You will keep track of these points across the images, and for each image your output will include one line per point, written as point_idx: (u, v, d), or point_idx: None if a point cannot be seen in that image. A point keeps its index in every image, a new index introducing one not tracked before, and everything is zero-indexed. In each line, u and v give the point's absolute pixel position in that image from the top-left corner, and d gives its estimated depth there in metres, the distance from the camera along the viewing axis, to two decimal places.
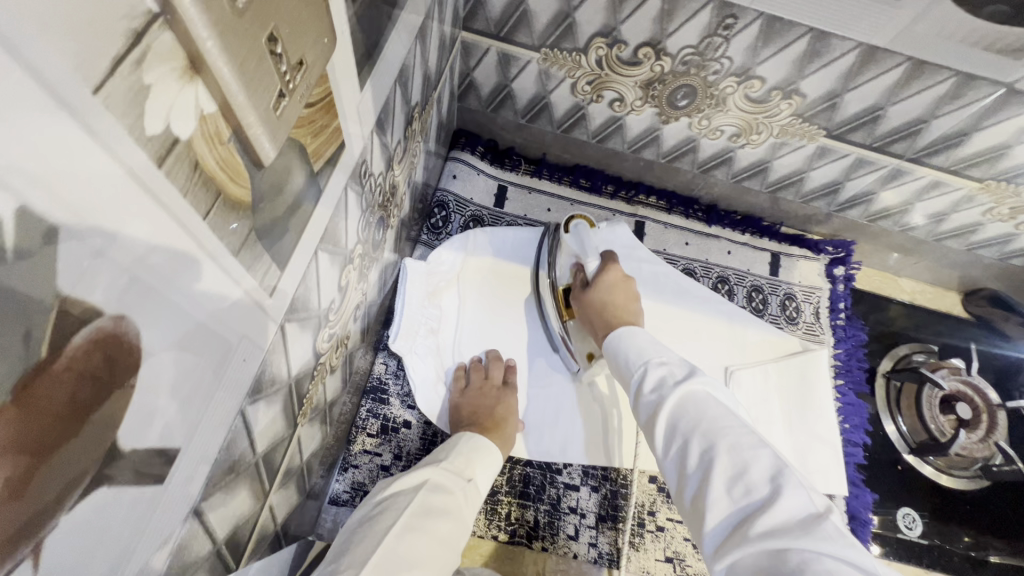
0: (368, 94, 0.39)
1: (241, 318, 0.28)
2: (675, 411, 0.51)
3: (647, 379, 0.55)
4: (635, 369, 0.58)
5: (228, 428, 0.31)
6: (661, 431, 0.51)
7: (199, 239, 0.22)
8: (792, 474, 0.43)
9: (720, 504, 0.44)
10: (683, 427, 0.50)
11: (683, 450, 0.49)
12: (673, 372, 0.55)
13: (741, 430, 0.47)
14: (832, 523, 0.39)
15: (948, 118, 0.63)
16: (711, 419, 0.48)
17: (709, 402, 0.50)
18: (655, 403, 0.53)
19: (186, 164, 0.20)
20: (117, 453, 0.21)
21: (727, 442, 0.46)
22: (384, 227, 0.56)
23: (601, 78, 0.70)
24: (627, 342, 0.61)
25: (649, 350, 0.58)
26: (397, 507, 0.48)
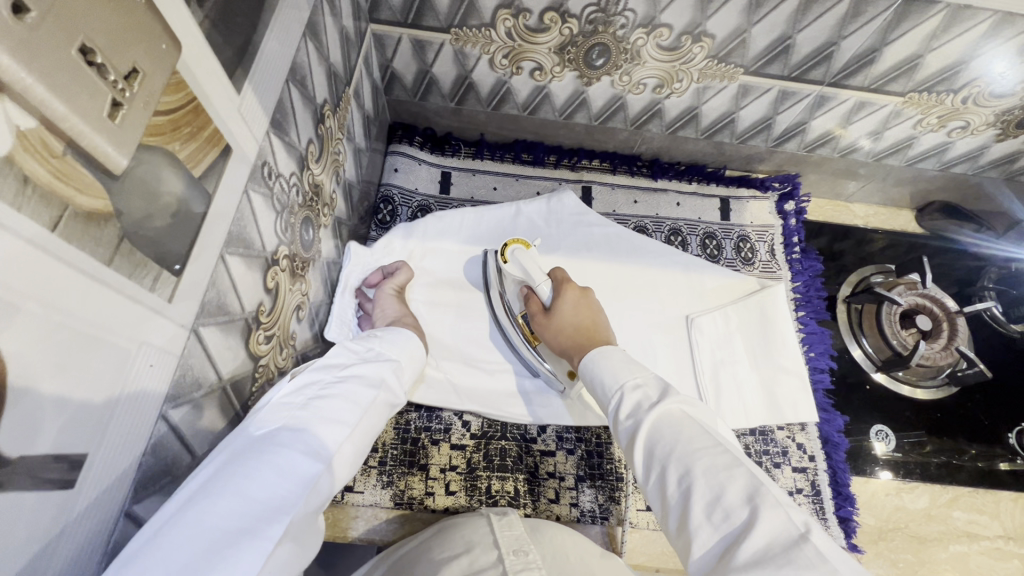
0: (251, 97, 0.40)
1: (136, 324, 0.30)
2: (651, 435, 0.49)
3: (625, 405, 0.53)
4: (612, 394, 0.55)
5: (147, 432, 0.32)
6: (641, 458, 0.49)
7: (52, 250, 0.23)
8: (771, 495, 0.40)
9: (702, 533, 0.41)
10: (660, 450, 0.47)
11: (662, 475, 0.46)
12: (648, 396, 0.52)
13: (717, 451, 0.45)
14: (813, 543, 0.37)
15: (855, 36, 0.64)
16: (688, 443, 0.46)
17: (684, 423, 0.48)
18: (633, 427, 0.51)
19: (11, 178, 0.21)
20: (3, 459, 0.22)
21: (702, 465, 0.44)
22: (313, 226, 0.57)
23: (516, 49, 0.71)
24: (601, 366, 0.59)
25: (622, 372, 0.56)
26: (356, 399, 0.45)
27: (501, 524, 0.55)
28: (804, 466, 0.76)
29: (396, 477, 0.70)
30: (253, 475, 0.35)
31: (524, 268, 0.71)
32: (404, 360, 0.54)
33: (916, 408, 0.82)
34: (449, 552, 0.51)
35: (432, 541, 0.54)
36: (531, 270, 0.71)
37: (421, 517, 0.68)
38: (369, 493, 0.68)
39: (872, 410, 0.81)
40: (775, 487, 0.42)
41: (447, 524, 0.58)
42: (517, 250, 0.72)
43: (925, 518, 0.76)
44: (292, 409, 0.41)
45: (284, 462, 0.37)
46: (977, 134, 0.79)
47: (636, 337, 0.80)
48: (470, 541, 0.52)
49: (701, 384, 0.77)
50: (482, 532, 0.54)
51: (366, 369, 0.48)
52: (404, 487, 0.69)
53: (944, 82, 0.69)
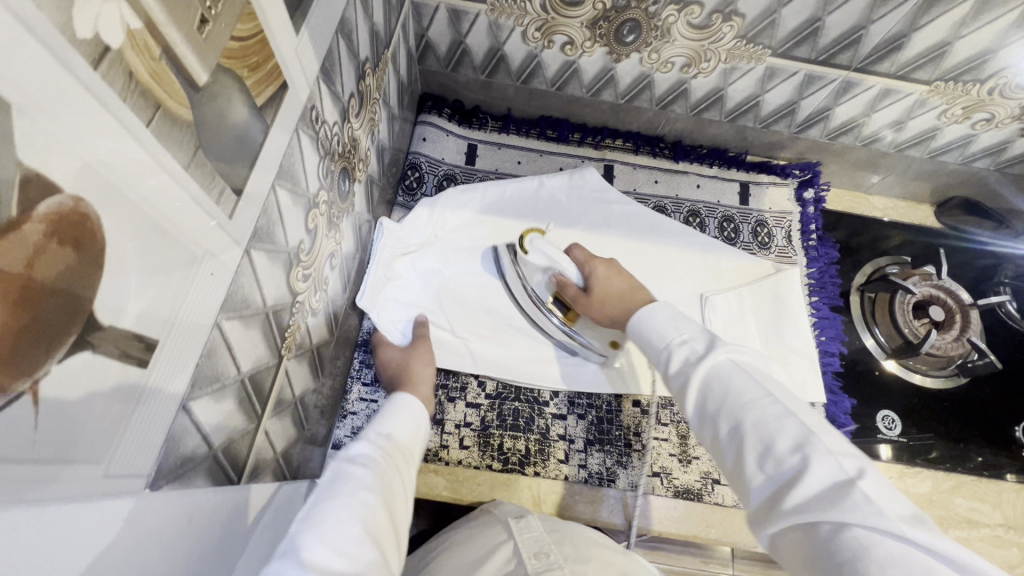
0: (307, 41, 0.42)
1: (203, 233, 0.32)
2: (702, 387, 0.48)
3: (673, 361, 0.52)
4: (660, 351, 0.54)
5: (206, 337, 0.35)
6: (693, 410, 0.48)
7: (146, 144, 0.26)
8: (821, 442, 0.39)
9: (752, 479, 0.41)
10: (712, 402, 0.46)
11: (715, 426, 0.46)
12: (696, 350, 0.51)
13: (768, 400, 0.43)
14: (860, 487, 0.36)
15: (885, 20, 0.65)
16: (739, 395, 0.45)
17: (735, 372, 0.47)
18: (682, 380, 0.50)
19: (120, 71, 0.24)
20: (97, 325, 0.25)
21: (753, 416, 0.43)
22: (349, 178, 0.60)
23: (549, 22, 0.73)
24: (648, 322, 0.57)
25: (670, 329, 0.55)
26: (365, 481, 0.44)
27: (520, 525, 0.58)
28: None
29: None
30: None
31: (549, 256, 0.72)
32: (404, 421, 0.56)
33: (923, 397, 0.83)
34: (473, 556, 0.54)
35: (457, 546, 0.57)
36: (552, 257, 0.71)
37: (436, 468, 0.71)
38: None
39: (880, 396, 0.82)
40: (829, 434, 0.40)
41: (470, 527, 0.61)
42: (535, 239, 0.73)
43: (926, 502, 0.77)
44: (307, 516, 0.40)
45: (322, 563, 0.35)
46: (1001, 128, 0.80)
47: None
48: (493, 545, 0.55)
49: None
50: (502, 535, 0.56)
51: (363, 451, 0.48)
52: None
53: (971, 71, 0.70)
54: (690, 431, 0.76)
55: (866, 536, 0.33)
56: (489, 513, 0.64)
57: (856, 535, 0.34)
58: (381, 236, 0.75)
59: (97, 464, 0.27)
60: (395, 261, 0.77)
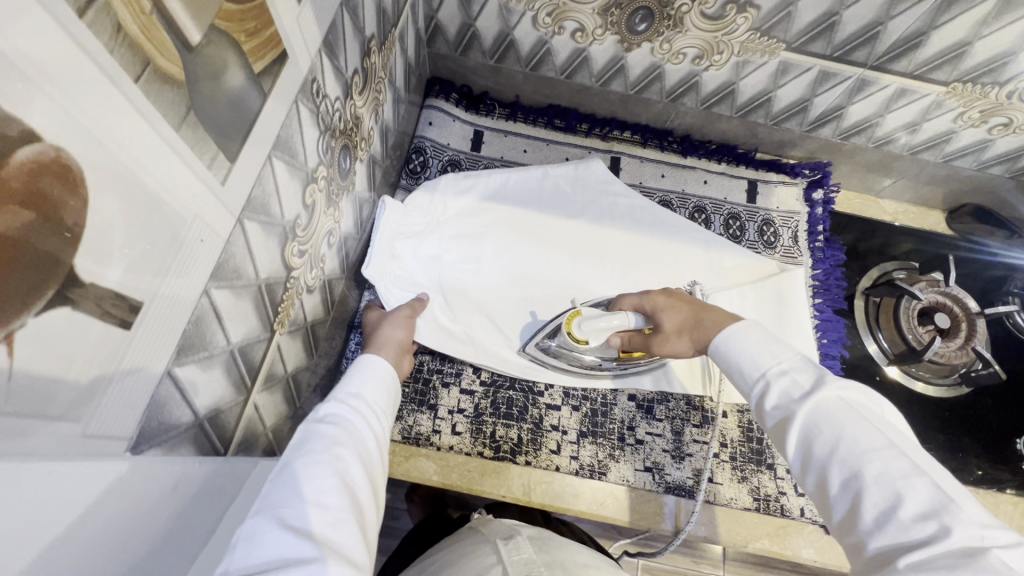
0: (310, 11, 0.42)
1: (193, 198, 0.32)
2: (806, 428, 0.42)
3: (771, 395, 0.45)
4: (753, 381, 0.47)
5: (194, 304, 0.35)
6: (795, 452, 0.43)
7: (133, 100, 0.25)
8: (960, 509, 0.34)
9: (867, 535, 0.36)
10: (821, 448, 0.40)
11: (822, 473, 0.40)
12: (797, 385, 0.44)
13: (892, 453, 0.38)
14: (999, 556, 0.32)
15: (904, 17, 0.63)
16: (856, 443, 0.39)
17: (848, 414, 0.41)
18: (782, 416, 0.43)
19: (107, 22, 0.23)
20: (78, 282, 0.25)
21: (874, 469, 0.37)
22: (350, 156, 0.59)
23: (560, 7, 0.71)
24: (738, 349, 0.50)
25: (767, 355, 0.47)
26: (338, 434, 0.45)
27: (508, 549, 0.58)
28: None
29: (405, 412, 0.73)
30: (270, 544, 0.35)
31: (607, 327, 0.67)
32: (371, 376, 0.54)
33: (923, 405, 0.82)
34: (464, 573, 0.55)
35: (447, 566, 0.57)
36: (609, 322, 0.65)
37: (427, 452, 0.71)
38: None
39: None
40: (966, 500, 0.35)
41: (460, 547, 0.61)
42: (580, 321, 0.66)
43: None
44: (281, 471, 0.41)
45: (294, 519, 0.37)
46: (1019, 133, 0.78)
47: None
48: (482, 566, 0.55)
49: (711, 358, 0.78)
50: (493, 556, 0.57)
51: (335, 405, 0.48)
52: (413, 423, 0.72)
53: (990, 73, 0.69)
54: (684, 427, 0.75)
55: None
56: (479, 535, 0.64)
57: None
58: (382, 218, 0.75)
59: (76, 423, 0.27)
60: (396, 244, 0.76)
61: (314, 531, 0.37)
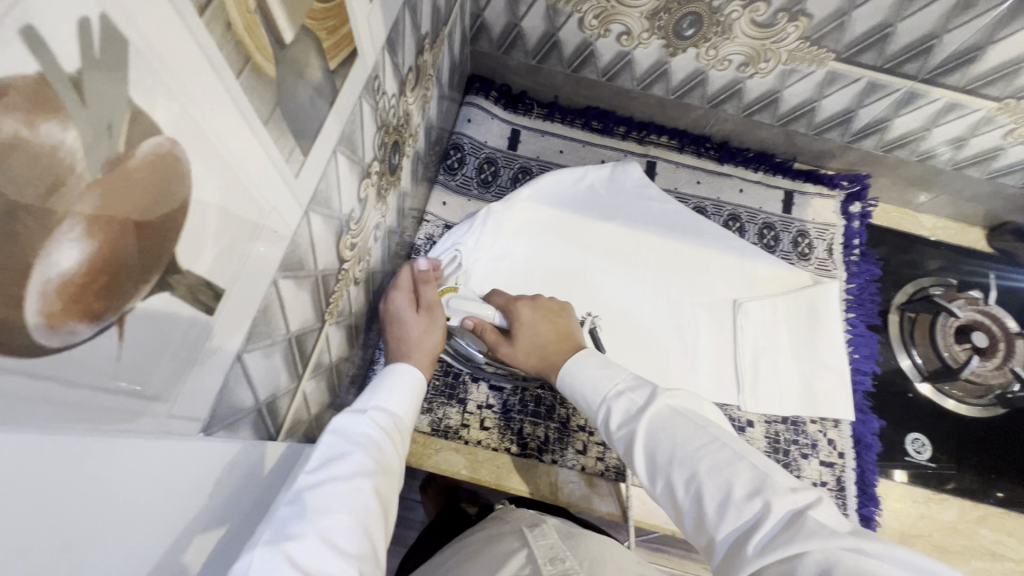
0: (379, 11, 0.43)
1: (272, 190, 0.33)
2: (649, 441, 0.51)
3: (615, 415, 0.55)
4: (598, 407, 0.57)
5: (264, 293, 0.36)
6: (644, 466, 0.51)
7: (234, 96, 0.26)
8: (772, 483, 0.43)
9: (718, 528, 0.43)
10: (661, 456, 0.49)
11: (668, 481, 0.48)
12: (634, 401, 0.55)
13: (715, 446, 0.47)
14: (814, 516, 0.40)
15: (961, 31, 0.63)
16: (684, 446, 0.48)
17: (674, 421, 0.51)
18: (629, 434, 0.53)
19: (220, 21, 0.24)
20: (177, 267, 0.26)
21: (705, 464, 0.46)
22: (398, 153, 0.60)
23: (608, 10, 0.72)
24: (579, 374, 0.59)
25: (602, 381, 0.58)
26: (359, 465, 0.46)
27: (535, 535, 0.60)
28: (832, 461, 0.75)
29: (435, 405, 0.74)
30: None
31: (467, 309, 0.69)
32: (396, 402, 0.56)
33: (957, 424, 0.80)
34: (493, 557, 0.57)
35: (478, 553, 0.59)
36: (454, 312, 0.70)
37: (456, 445, 0.72)
38: None
39: (911, 418, 0.80)
40: (775, 472, 0.45)
41: (488, 532, 0.64)
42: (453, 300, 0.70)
43: (951, 530, 0.74)
44: (296, 497, 0.42)
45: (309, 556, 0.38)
46: None
47: (680, 314, 0.82)
48: (508, 551, 0.58)
49: (740, 366, 0.79)
50: (517, 541, 0.59)
51: (355, 430, 0.50)
52: (442, 416, 0.73)
53: None
54: None
55: (823, 555, 0.36)
56: (504, 522, 0.66)
57: (815, 558, 0.37)
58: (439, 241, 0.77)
59: (163, 402, 0.28)
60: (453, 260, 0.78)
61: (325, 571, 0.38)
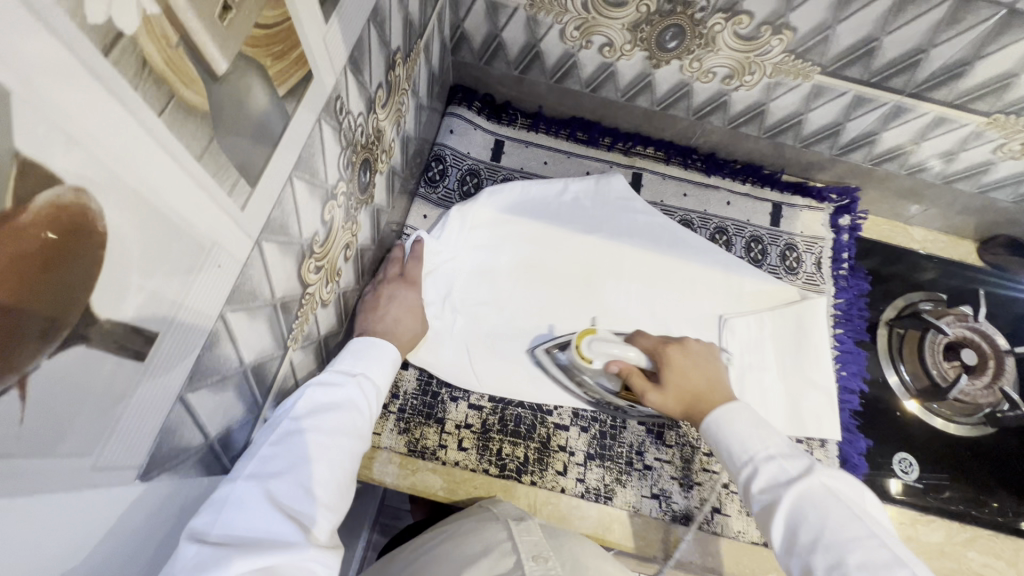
0: (337, 30, 0.41)
1: (212, 224, 0.31)
2: (794, 513, 0.52)
3: (759, 478, 0.55)
4: (740, 465, 0.57)
5: (209, 330, 0.34)
6: (781, 537, 0.52)
7: (156, 134, 0.25)
8: None
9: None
10: (804, 533, 0.50)
11: (806, 559, 0.49)
12: (783, 470, 0.55)
13: (871, 542, 0.47)
14: None
15: (948, 46, 0.61)
16: (835, 530, 0.49)
17: (831, 504, 0.51)
18: (770, 500, 0.54)
19: (133, 58, 0.23)
20: (94, 317, 0.24)
21: (856, 555, 0.47)
22: (370, 170, 0.58)
23: (589, 21, 0.70)
24: (729, 430, 0.60)
25: (754, 442, 0.58)
26: (340, 422, 0.49)
27: (518, 528, 0.59)
28: None
29: (412, 425, 0.72)
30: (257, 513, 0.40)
31: (610, 353, 0.68)
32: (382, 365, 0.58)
33: (946, 443, 0.79)
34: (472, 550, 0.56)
35: (452, 540, 0.58)
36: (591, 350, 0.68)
37: (433, 466, 0.70)
38: (387, 436, 0.71)
39: (898, 437, 0.79)
40: None
41: (467, 519, 0.61)
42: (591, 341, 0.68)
43: (937, 553, 0.72)
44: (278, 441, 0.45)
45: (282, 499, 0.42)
46: None
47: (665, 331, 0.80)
48: (492, 541, 0.56)
49: None
50: (502, 531, 0.58)
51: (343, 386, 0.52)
52: (419, 436, 0.72)
53: None
54: (694, 454, 0.74)
55: None
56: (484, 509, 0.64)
57: None
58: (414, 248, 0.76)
59: (86, 456, 0.26)
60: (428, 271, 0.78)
61: (295, 513, 0.42)
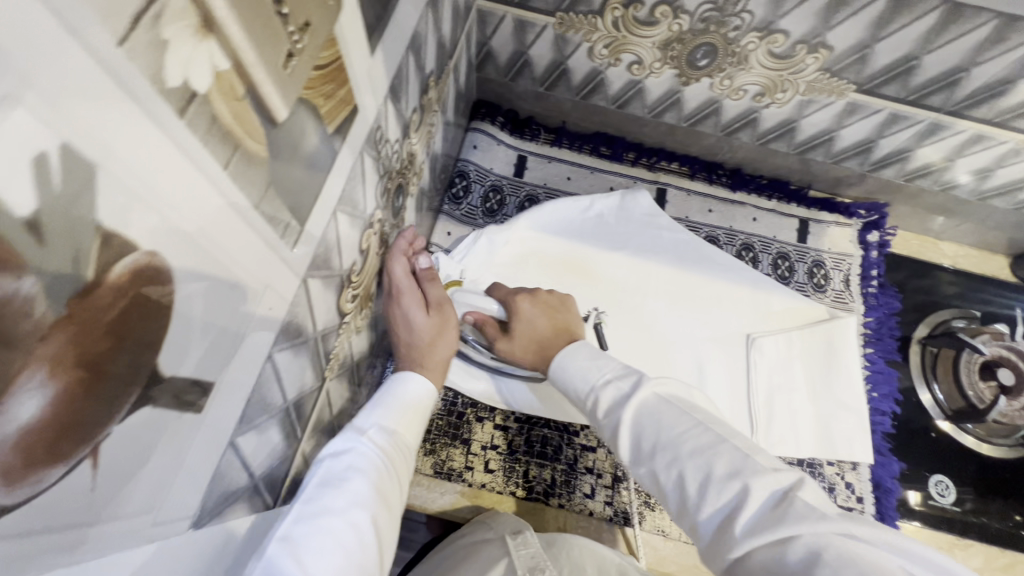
0: (381, 62, 0.41)
1: (265, 268, 0.31)
2: (635, 428, 0.48)
3: (601, 404, 0.51)
4: (584, 397, 0.53)
5: (258, 372, 0.34)
6: (628, 451, 0.49)
7: (221, 188, 0.24)
8: (754, 464, 0.41)
9: (699, 510, 0.41)
10: (645, 443, 0.47)
11: (653, 466, 0.46)
12: (621, 388, 0.51)
13: (700, 431, 0.45)
14: (801, 498, 0.38)
15: (990, 64, 0.60)
16: (670, 430, 0.46)
17: (663, 408, 0.48)
18: (613, 423, 0.50)
19: (205, 116, 0.22)
20: (159, 377, 0.24)
21: (688, 448, 0.44)
22: (402, 194, 0.58)
23: (619, 40, 0.69)
24: (571, 365, 0.56)
25: (591, 371, 0.54)
26: (356, 495, 0.43)
27: (516, 543, 0.58)
28: (851, 505, 0.73)
29: (439, 446, 0.71)
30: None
31: (468, 302, 0.68)
32: (407, 428, 0.53)
33: (983, 466, 0.77)
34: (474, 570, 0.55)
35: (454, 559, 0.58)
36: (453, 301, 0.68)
37: (460, 489, 0.70)
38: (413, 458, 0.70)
39: (933, 459, 0.77)
40: (758, 452, 0.43)
41: (462, 541, 0.60)
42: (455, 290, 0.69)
43: None
44: (290, 530, 0.38)
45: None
46: None
47: (692, 351, 0.79)
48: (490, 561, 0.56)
49: (754, 406, 0.76)
50: (497, 549, 0.57)
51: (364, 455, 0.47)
52: (446, 457, 0.71)
53: None
54: None
55: (828, 537, 0.34)
56: (484, 523, 0.63)
57: (802, 541, 0.35)
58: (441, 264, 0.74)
59: (145, 514, 0.26)
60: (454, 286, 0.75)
61: None
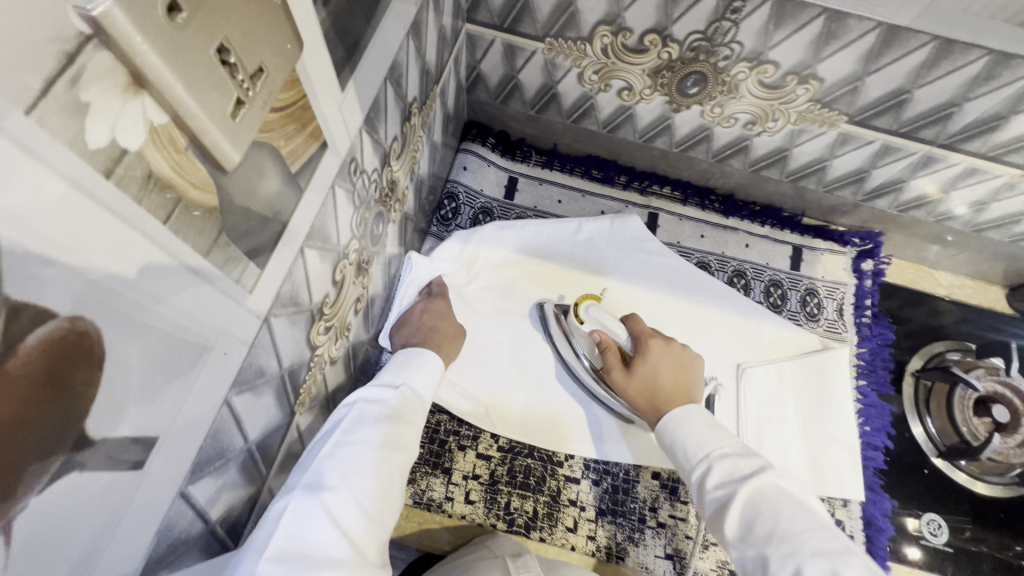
0: (353, 96, 0.40)
1: (218, 316, 0.30)
2: (749, 507, 0.48)
3: (713, 474, 0.51)
4: (695, 462, 0.54)
5: (213, 419, 0.33)
6: (734, 528, 0.48)
7: (160, 243, 0.23)
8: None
9: None
10: (760, 527, 0.46)
11: (762, 551, 0.45)
12: (738, 466, 0.51)
13: (826, 533, 0.44)
14: None
15: (982, 100, 0.59)
16: (792, 522, 0.45)
17: (783, 499, 0.47)
18: (725, 496, 0.49)
19: (138, 172, 0.21)
20: (88, 440, 0.23)
21: (810, 545, 0.43)
22: (382, 221, 0.57)
23: (608, 66, 0.69)
24: (684, 430, 0.56)
25: (709, 439, 0.54)
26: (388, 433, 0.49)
27: (517, 565, 0.56)
28: None
29: (419, 476, 0.70)
30: (313, 521, 0.40)
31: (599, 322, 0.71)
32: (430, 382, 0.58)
33: (976, 505, 0.75)
34: None
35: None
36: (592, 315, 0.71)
37: (439, 520, 0.68)
38: None
39: (924, 496, 0.76)
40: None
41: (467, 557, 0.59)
42: (591, 306, 0.72)
43: None
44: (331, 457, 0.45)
45: (341, 508, 0.41)
46: None
47: None
48: None
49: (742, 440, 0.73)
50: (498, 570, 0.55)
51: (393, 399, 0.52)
52: (425, 487, 0.70)
53: None
54: None
55: None
56: (482, 546, 0.62)
57: None
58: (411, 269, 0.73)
59: None
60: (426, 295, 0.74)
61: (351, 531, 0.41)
